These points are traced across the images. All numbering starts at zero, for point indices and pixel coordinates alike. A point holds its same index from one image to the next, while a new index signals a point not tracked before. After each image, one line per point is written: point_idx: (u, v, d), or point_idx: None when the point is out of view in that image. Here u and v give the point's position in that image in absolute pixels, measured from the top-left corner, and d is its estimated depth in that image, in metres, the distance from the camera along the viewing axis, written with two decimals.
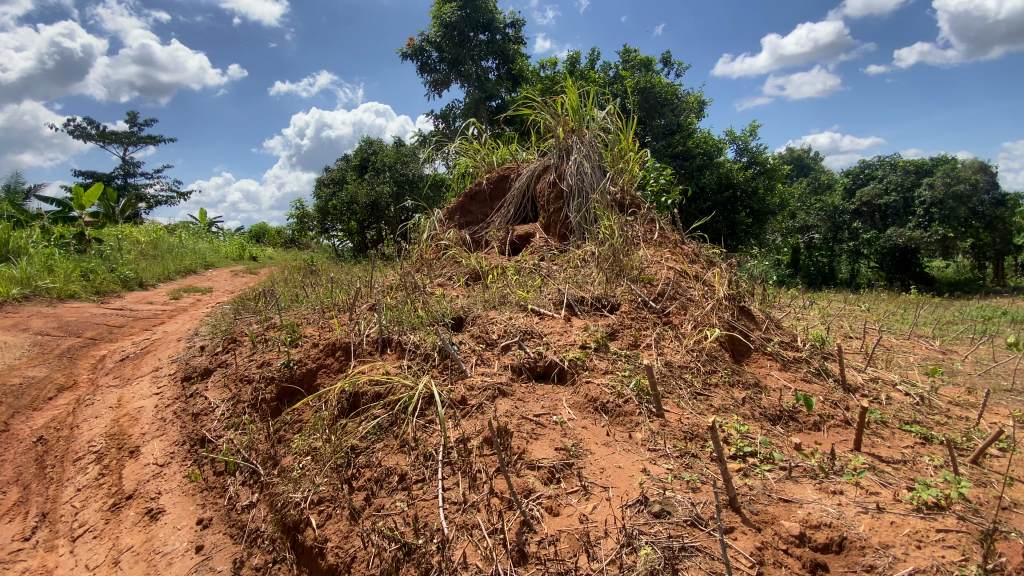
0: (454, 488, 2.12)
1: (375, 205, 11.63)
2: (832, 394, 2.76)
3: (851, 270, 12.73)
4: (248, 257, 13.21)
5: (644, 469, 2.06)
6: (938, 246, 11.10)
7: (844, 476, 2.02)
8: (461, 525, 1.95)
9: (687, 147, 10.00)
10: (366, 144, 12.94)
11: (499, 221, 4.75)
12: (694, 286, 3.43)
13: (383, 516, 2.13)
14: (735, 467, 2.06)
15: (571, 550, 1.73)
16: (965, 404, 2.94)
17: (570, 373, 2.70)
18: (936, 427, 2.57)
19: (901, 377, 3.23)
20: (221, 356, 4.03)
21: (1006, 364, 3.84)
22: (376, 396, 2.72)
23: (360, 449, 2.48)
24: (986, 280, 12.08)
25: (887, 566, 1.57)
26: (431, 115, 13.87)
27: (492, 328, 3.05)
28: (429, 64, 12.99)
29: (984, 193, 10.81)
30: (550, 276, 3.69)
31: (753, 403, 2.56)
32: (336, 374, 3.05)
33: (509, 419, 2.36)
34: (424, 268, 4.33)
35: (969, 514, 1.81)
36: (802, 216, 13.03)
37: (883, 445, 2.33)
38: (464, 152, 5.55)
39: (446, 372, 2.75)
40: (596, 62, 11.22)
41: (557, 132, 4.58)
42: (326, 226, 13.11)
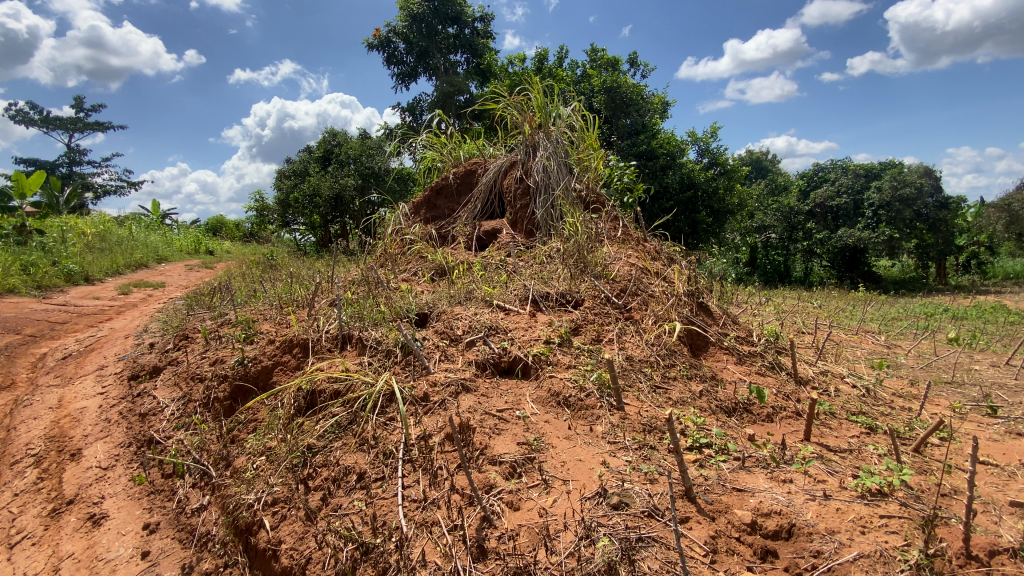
0: (414, 485, 2.08)
1: (338, 198, 11.34)
2: (784, 387, 2.86)
3: (804, 268, 13.19)
4: (204, 251, 12.66)
5: (603, 461, 2.08)
6: (885, 246, 11.66)
7: (793, 465, 2.09)
8: (421, 522, 1.91)
9: (652, 147, 10.16)
10: (330, 136, 12.62)
11: (466, 216, 4.70)
12: (654, 282, 3.48)
13: (340, 516, 2.07)
14: (691, 458, 2.10)
15: (530, 544, 1.72)
16: (907, 396, 3.11)
17: (533, 367, 2.70)
18: (881, 418, 2.71)
19: (849, 370, 3.38)
20: (172, 353, 3.83)
21: (945, 358, 4.08)
22: (334, 393, 2.64)
23: (317, 448, 2.40)
24: (928, 279, 12.78)
25: (833, 552, 1.63)
26: (398, 108, 13.63)
27: (457, 324, 3.01)
28: (396, 56, 12.75)
29: (927, 197, 11.46)
30: (515, 271, 3.68)
31: (710, 396, 2.63)
32: (293, 371, 2.95)
33: (471, 415, 2.33)
34: (388, 263, 4.24)
35: (911, 501, 1.89)
36: (759, 216, 13.48)
37: (831, 435, 2.43)
38: (430, 145, 5.46)
39: (408, 368, 2.70)
40: (564, 61, 11.26)
41: (523, 128, 4.56)
42: (287, 220, 12.71)
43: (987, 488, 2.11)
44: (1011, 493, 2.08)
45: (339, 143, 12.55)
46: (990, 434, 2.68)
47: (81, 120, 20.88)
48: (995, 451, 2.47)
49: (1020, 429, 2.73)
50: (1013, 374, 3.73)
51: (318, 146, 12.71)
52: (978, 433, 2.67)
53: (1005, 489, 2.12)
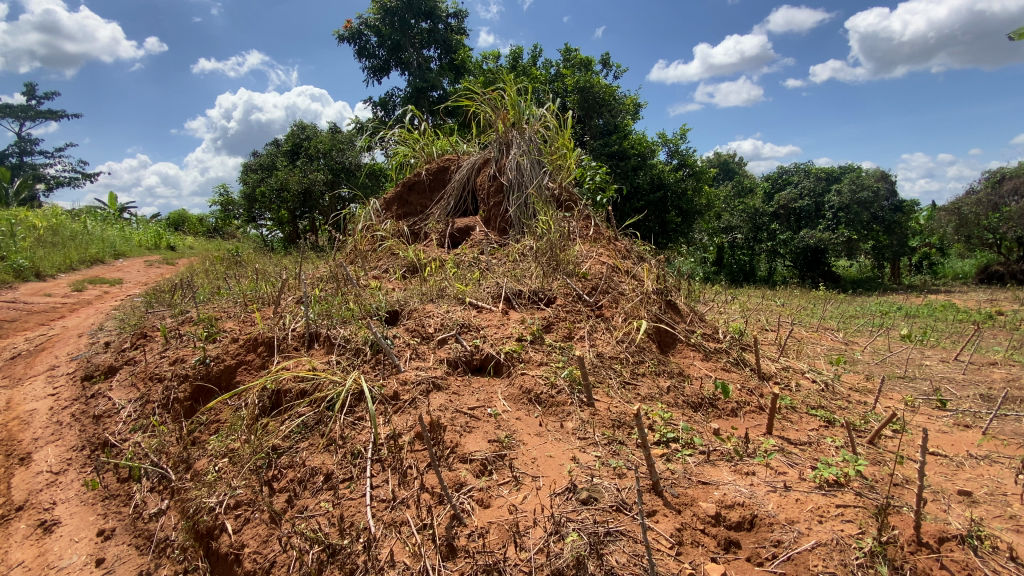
0: (383, 485, 2.05)
1: (308, 193, 11.08)
2: (748, 382, 2.95)
3: (768, 268, 13.65)
4: (165, 246, 12.17)
5: (573, 457, 2.09)
6: (845, 246, 12.11)
7: (756, 458, 2.15)
8: (389, 522, 1.89)
9: (623, 147, 10.29)
10: (298, 129, 12.33)
11: (439, 213, 4.65)
12: (625, 281, 3.53)
13: (305, 518, 2.02)
14: (659, 452, 2.14)
15: (500, 541, 1.71)
16: (863, 390, 3.25)
17: (505, 365, 2.70)
18: (838, 411, 2.82)
19: (809, 365, 3.51)
20: (129, 352, 3.67)
21: (898, 354, 4.29)
22: (301, 393, 2.57)
23: (282, 450, 2.33)
24: (884, 279, 13.36)
25: (792, 541, 1.69)
26: (370, 102, 13.40)
27: (428, 322, 2.98)
28: (367, 49, 12.52)
29: (883, 200, 12.01)
30: (488, 269, 3.67)
31: (677, 392, 2.68)
32: (258, 371, 2.86)
33: (442, 412, 2.31)
34: (358, 260, 4.17)
35: (866, 491, 1.97)
36: (726, 217, 13.88)
37: (792, 428, 2.51)
38: (402, 140, 5.38)
39: (378, 367, 2.65)
40: (538, 59, 11.28)
41: (496, 125, 4.54)
42: (254, 215, 12.35)
43: (936, 477, 2.23)
44: (958, 481, 2.20)
45: (308, 137, 12.28)
46: (938, 425, 2.82)
47: (32, 108, 19.76)
48: (944, 443, 2.60)
49: (966, 421, 2.88)
50: (960, 368, 3.94)
51: (287, 140, 12.40)
52: (928, 426, 2.81)
53: (953, 478, 2.23)
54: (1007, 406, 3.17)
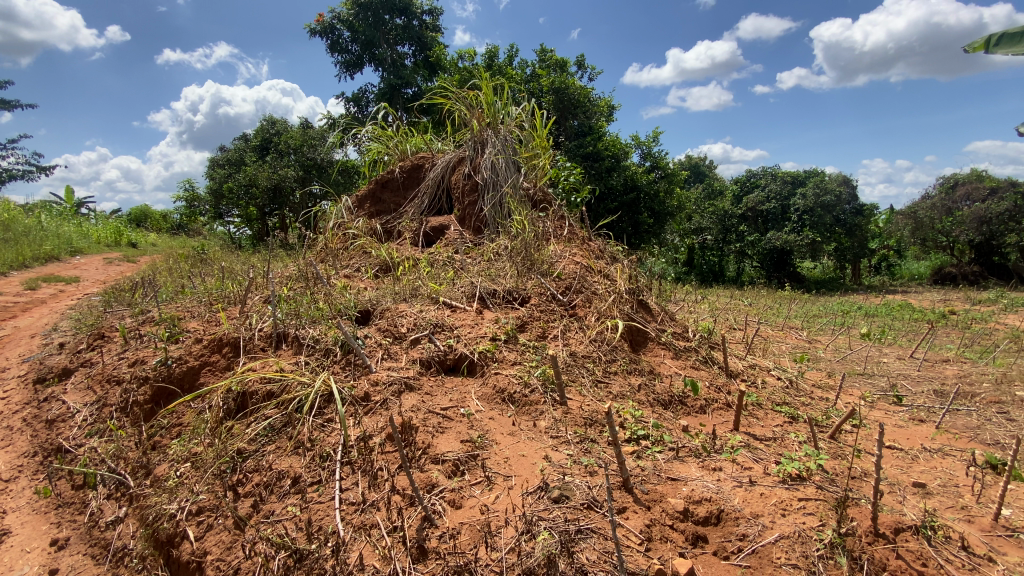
0: (352, 488, 2.01)
1: (277, 189, 10.80)
2: (716, 380, 3.02)
3: (737, 269, 14.04)
4: (126, 243, 11.69)
5: (545, 456, 2.10)
6: (809, 248, 12.52)
7: (722, 454, 2.20)
8: (359, 526, 1.85)
9: (597, 148, 10.38)
10: (267, 124, 12.04)
11: (413, 212, 4.60)
12: (598, 281, 3.55)
13: (272, 523, 1.96)
14: (629, 449, 2.16)
15: (471, 542, 1.70)
16: (824, 386, 3.37)
17: (479, 365, 2.69)
18: (802, 407, 2.91)
19: (774, 363, 3.61)
20: (85, 354, 3.50)
21: (858, 351, 4.46)
22: (268, 395, 2.50)
23: (248, 453, 2.26)
24: (845, 279, 13.86)
25: (757, 534, 1.73)
26: (342, 98, 13.15)
27: (401, 321, 2.94)
28: (340, 43, 12.29)
29: (845, 204, 12.46)
30: (463, 268, 3.64)
31: (648, 389, 2.73)
32: (223, 372, 2.77)
33: (414, 413, 2.29)
34: (329, 259, 4.09)
35: (826, 484, 2.04)
36: (696, 219, 14.20)
37: (758, 424, 2.58)
38: (375, 137, 5.29)
39: (349, 368, 2.60)
40: (514, 59, 11.28)
41: (471, 124, 4.52)
42: (220, 211, 11.97)
43: (893, 469, 2.32)
44: (913, 474, 2.30)
45: (278, 132, 11.99)
46: (895, 420, 2.95)
47: None
48: (900, 436, 2.72)
49: (920, 416, 3.02)
50: (915, 365, 4.12)
51: (256, 134, 12.09)
52: (885, 420, 2.93)
53: (908, 470, 2.33)
54: (958, 401, 3.33)
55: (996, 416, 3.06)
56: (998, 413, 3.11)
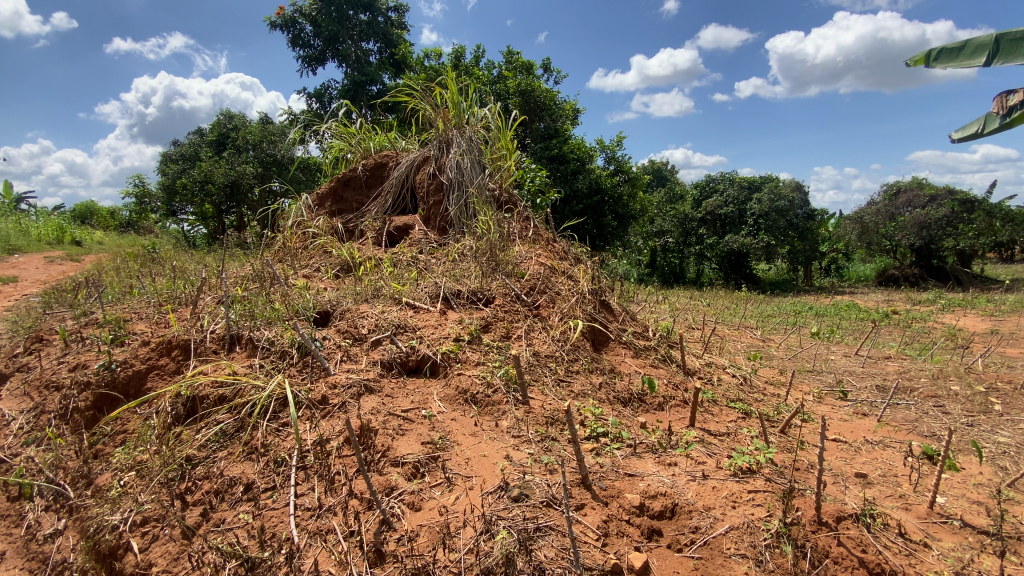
0: (308, 493, 1.96)
1: (234, 186, 10.42)
2: (674, 377, 3.11)
3: (697, 270, 14.47)
4: (70, 241, 11.03)
5: (506, 455, 2.10)
6: (764, 251, 12.93)
7: (678, 449, 2.27)
8: (314, 531, 1.81)
9: (562, 151, 10.49)
10: (225, 118, 11.77)
11: (376, 211, 4.53)
12: (561, 281, 3.59)
13: (222, 532, 1.88)
14: (589, 447, 2.19)
15: (429, 544, 1.68)
16: (776, 383, 3.51)
17: (442, 366, 2.67)
18: (755, 403, 3.02)
19: (730, 361, 3.74)
20: (21, 358, 3.28)
21: (808, 349, 4.67)
22: (219, 399, 2.41)
23: (197, 460, 2.17)
24: (798, 281, 14.47)
25: (708, 526, 1.79)
26: (304, 94, 12.83)
27: (362, 322, 2.88)
28: (302, 38, 11.99)
29: (798, 209, 13.02)
30: (427, 268, 3.61)
31: (609, 387, 2.78)
32: (172, 376, 2.65)
33: (374, 416, 2.25)
34: (288, 258, 3.97)
35: (775, 476, 2.13)
36: (658, 222, 14.56)
37: (713, 420, 2.67)
38: (338, 134, 5.18)
39: (306, 371, 2.53)
40: (480, 59, 11.26)
41: (436, 123, 4.47)
42: (174, 208, 11.47)
43: (837, 461, 2.44)
44: (855, 465, 2.42)
45: (235, 127, 11.68)
46: (841, 414, 3.10)
47: None
48: (845, 430, 2.86)
49: (864, 410, 3.18)
50: (859, 362, 4.35)
51: (212, 129, 11.74)
52: (832, 415, 3.08)
53: (851, 461, 2.46)
54: (898, 396, 3.53)
55: (932, 409, 3.25)
56: (933, 407, 3.31)
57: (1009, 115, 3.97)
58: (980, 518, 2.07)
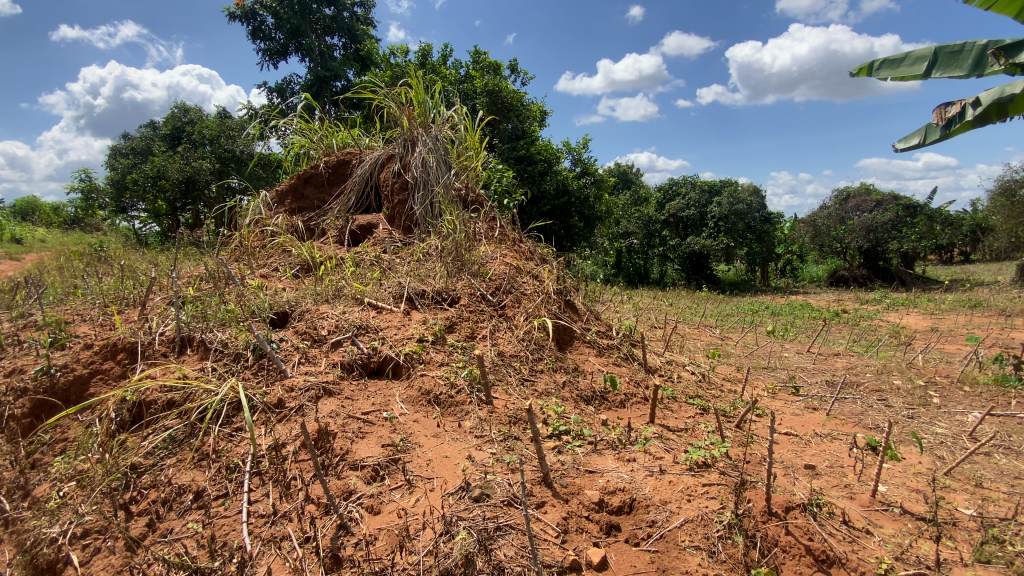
0: (262, 499, 1.90)
1: (190, 182, 10.01)
2: (635, 375, 3.18)
3: (661, 270, 14.82)
4: (7, 239, 10.35)
5: (468, 455, 2.09)
6: (724, 252, 13.38)
7: (637, 445, 2.32)
8: (268, 538, 1.75)
9: (530, 152, 10.55)
10: (180, 111, 11.55)
11: (338, 209, 4.44)
12: (527, 281, 3.61)
13: (169, 542, 1.79)
14: (551, 445, 2.21)
15: (388, 547, 1.66)
16: (733, 379, 3.64)
17: (404, 367, 2.63)
18: (712, 399, 3.12)
19: (689, 359, 3.84)
20: None
21: (763, 347, 4.86)
22: (168, 404, 2.30)
23: (144, 468, 2.06)
24: (756, 281, 15.01)
25: (664, 520, 1.83)
26: (265, 88, 12.48)
27: (322, 324, 2.81)
28: (262, 30, 11.63)
29: (755, 212, 13.51)
30: (391, 268, 3.55)
31: (572, 386, 2.81)
32: (117, 381, 2.53)
33: (332, 419, 2.19)
34: (245, 257, 3.84)
35: (728, 469, 2.20)
36: (623, 224, 14.85)
37: (673, 416, 2.74)
38: (299, 130, 5.04)
39: (262, 373, 2.45)
40: (448, 58, 11.17)
41: (401, 121, 4.40)
42: (124, 205, 10.95)
43: (788, 453, 2.54)
44: (805, 457, 2.53)
45: (190, 121, 11.44)
46: (793, 409, 3.23)
47: None
48: (797, 423, 2.98)
49: (814, 404, 3.33)
50: (811, 359, 4.55)
51: (166, 122, 11.43)
52: (784, 409, 3.21)
53: (801, 454, 2.56)
54: (845, 390, 3.70)
55: (876, 402, 3.43)
56: (877, 400, 3.49)
57: (948, 127, 4.26)
58: (918, 505, 2.19)
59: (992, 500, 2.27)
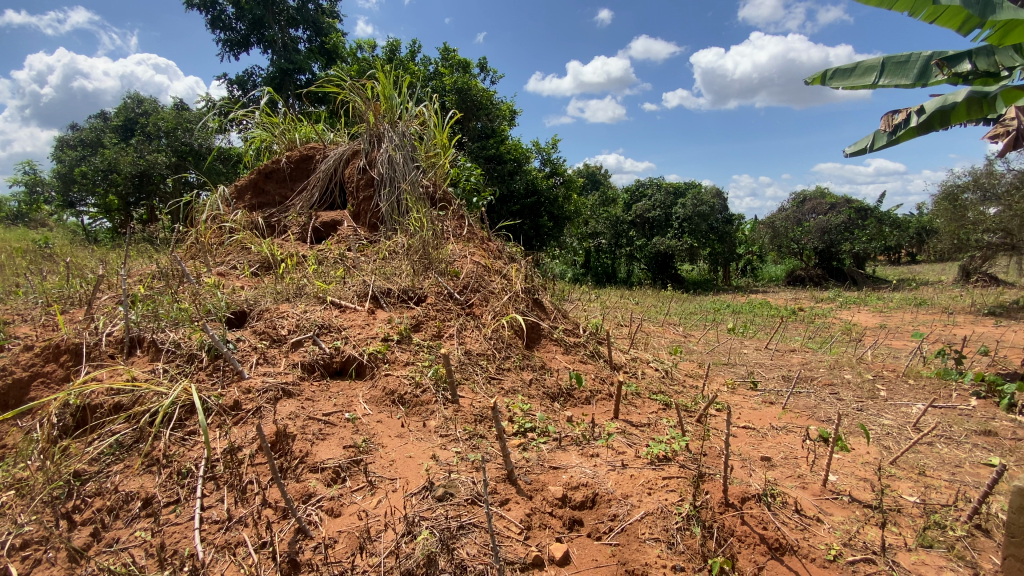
0: (216, 505, 1.83)
1: (143, 176, 9.56)
2: (601, 372, 3.22)
3: (628, 270, 15.09)
4: None
5: (432, 455, 2.08)
6: (688, 253, 13.73)
7: (600, 441, 2.35)
8: (222, 545, 1.68)
9: (499, 151, 10.55)
10: (133, 101, 11.02)
11: (301, 206, 4.32)
12: (495, 279, 3.60)
13: (116, 552, 1.70)
14: (516, 442, 2.22)
15: (348, 549, 1.62)
16: (695, 375, 3.74)
17: (368, 367, 2.59)
18: (675, 395, 3.19)
19: (653, 356, 3.93)
20: None
21: (723, 344, 5.02)
22: (115, 408, 2.20)
23: (88, 476, 1.96)
24: (718, 281, 15.46)
25: (626, 513, 1.86)
26: (225, 80, 12.06)
27: (282, 323, 2.73)
28: (223, 20, 11.24)
29: (718, 214, 13.91)
30: (355, 266, 3.48)
31: (538, 384, 2.83)
32: (60, 384, 2.39)
33: (292, 421, 2.14)
34: (201, 255, 3.70)
35: (687, 462, 2.26)
36: (592, 224, 15.02)
37: (636, 412, 2.79)
38: (260, 123, 4.87)
39: (217, 375, 2.36)
40: (416, 54, 11.04)
41: (367, 116, 4.31)
42: (73, 200, 10.38)
43: (746, 446, 2.62)
44: (762, 449, 2.62)
45: (144, 112, 10.94)
46: (751, 403, 3.35)
47: None
48: (755, 417, 3.09)
49: (771, 399, 3.46)
50: (768, 355, 4.73)
51: (117, 113, 10.91)
52: (743, 404, 3.31)
53: (758, 446, 2.66)
54: (800, 384, 3.86)
55: (828, 396, 3.59)
56: (829, 394, 3.65)
57: (893, 133, 4.49)
58: (865, 493, 2.30)
59: (934, 487, 2.41)
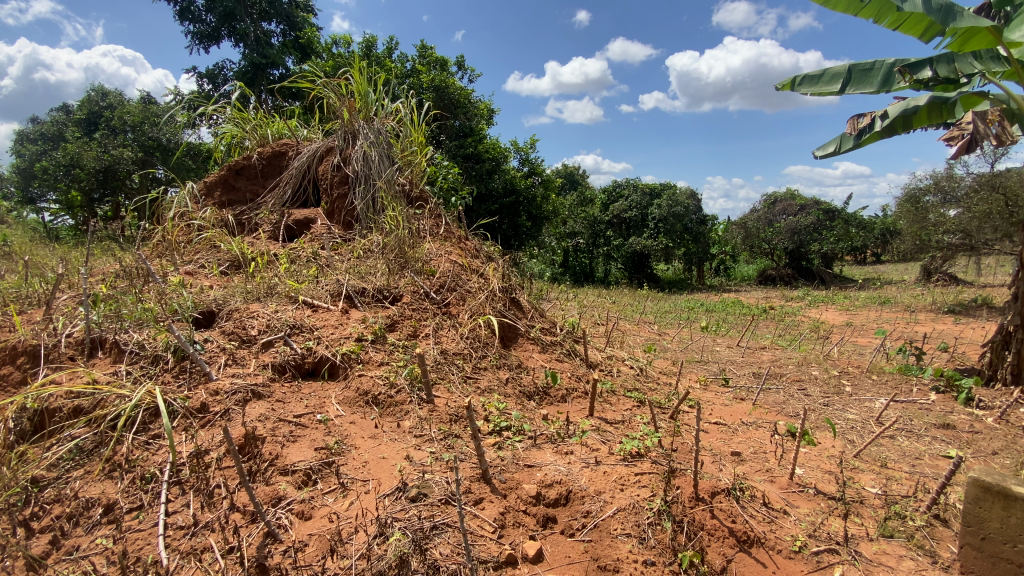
0: (181, 510, 1.78)
1: (108, 172, 9.23)
2: (577, 370, 3.25)
3: (605, 269, 15.22)
4: None
5: (406, 456, 2.06)
6: (663, 252, 13.95)
7: (575, 438, 2.37)
8: (187, 551, 1.64)
9: (478, 150, 10.51)
10: (96, 94, 10.62)
11: (273, 203, 4.24)
12: (472, 278, 3.60)
13: (75, 560, 1.64)
14: (491, 441, 2.22)
15: (319, 553, 1.60)
16: (669, 372, 3.81)
17: (341, 367, 2.56)
18: (649, 392, 3.25)
19: (629, 354, 3.98)
20: None
21: (697, 342, 5.11)
22: (75, 411, 2.12)
23: (46, 482, 1.88)
24: (693, 280, 15.75)
25: (598, 509, 1.88)
26: (195, 73, 11.72)
27: (252, 323, 2.67)
28: (192, 11, 10.93)
29: (692, 214, 14.16)
30: (329, 265, 3.43)
31: (514, 382, 2.85)
32: (18, 387, 2.29)
33: (261, 423, 2.09)
34: (168, 253, 3.60)
35: (659, 458, 2.30)
36: (570, 224, 15.12)
37: (611, 409, 2.83)
38: (230, 119, 4.75)
39: (183, 376, 2.30)
40: (393, 50, 10.91)
41: (341, 113, 4.24)
42: (33, 196, 9.96)
43: (717, 442, 2.68)
44: (732, 444, 2.68)
45: (109, 105, 10.57)
46: (723, 400, 3.42)
47: None
48: (727, 413, 3.16)
49: (742, 395, 3.54)
50: (739, 352, 4.84)
51: (80, 106, 10.50)
52: (715, 400, 3.39)
53: (729, 441, 2.72)
54: (770, 381, 3.96)
55: (796, 392, 3.69)
56: (797, 390, 3.76)
57: (859, 136, 4.66)
58: (829, 485, 2.37)
59: (895, 479, 2.51)
